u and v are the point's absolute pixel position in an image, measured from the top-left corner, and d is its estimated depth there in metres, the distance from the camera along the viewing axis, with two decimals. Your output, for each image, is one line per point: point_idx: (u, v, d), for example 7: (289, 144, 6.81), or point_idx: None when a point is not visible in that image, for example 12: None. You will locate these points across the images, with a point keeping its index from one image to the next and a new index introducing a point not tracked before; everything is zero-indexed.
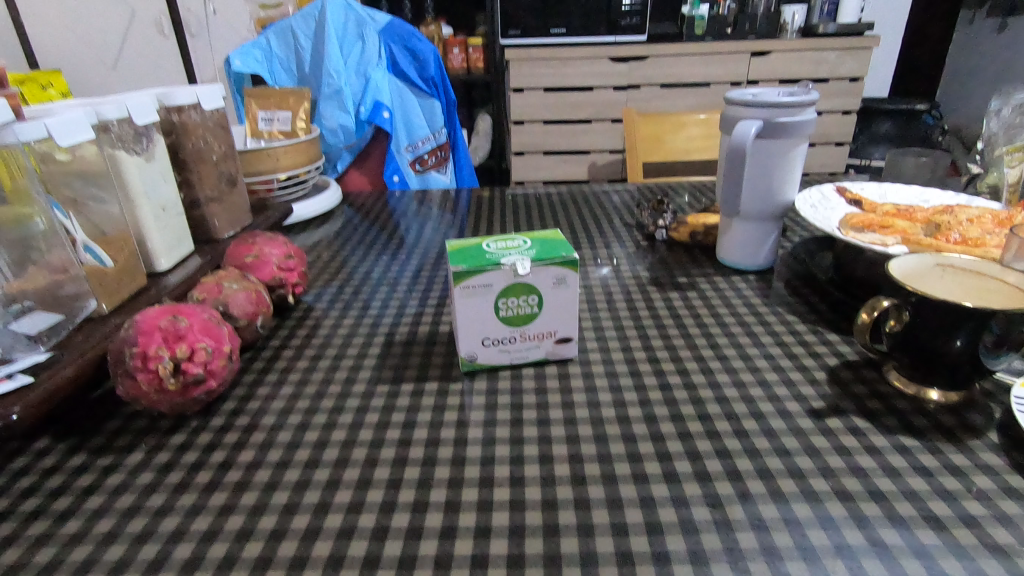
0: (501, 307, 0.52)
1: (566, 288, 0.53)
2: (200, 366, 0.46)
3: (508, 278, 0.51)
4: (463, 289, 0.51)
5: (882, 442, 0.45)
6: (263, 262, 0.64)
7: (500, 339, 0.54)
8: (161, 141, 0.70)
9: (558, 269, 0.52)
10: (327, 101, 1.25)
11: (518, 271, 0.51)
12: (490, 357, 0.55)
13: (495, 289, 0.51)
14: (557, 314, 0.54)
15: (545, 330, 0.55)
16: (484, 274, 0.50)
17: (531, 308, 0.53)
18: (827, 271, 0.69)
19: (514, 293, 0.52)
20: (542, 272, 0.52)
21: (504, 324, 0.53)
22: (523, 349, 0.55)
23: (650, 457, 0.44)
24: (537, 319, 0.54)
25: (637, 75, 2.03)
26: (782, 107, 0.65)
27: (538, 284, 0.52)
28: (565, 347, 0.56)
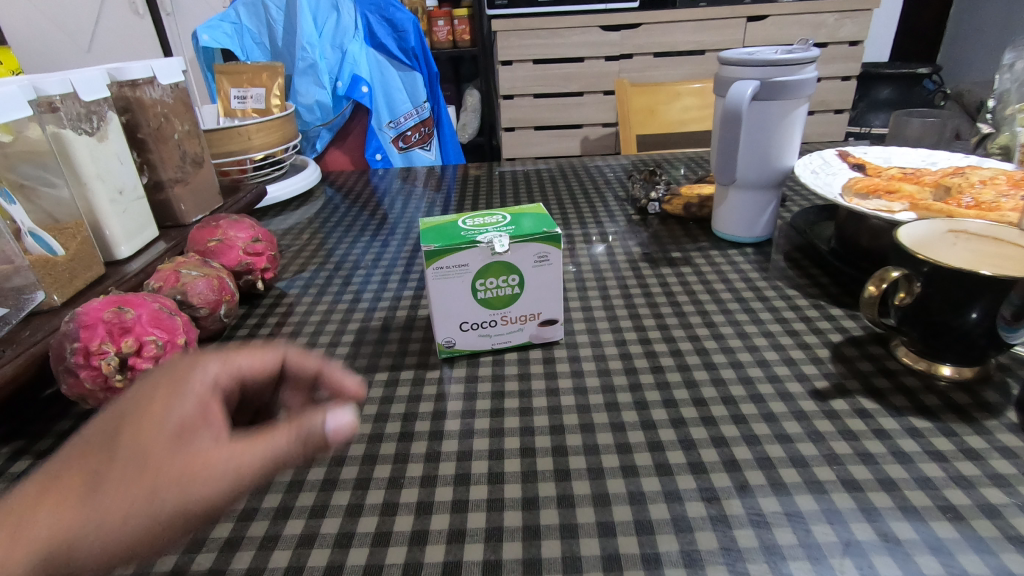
0: (481, 289, 0.49)
1: (549, 266, 0.49)
2: (150, 361, 0.43)
3: (485, 257, 0.47)
4: (437, 270, 0.47)
5: (891, 424, 0.41)
6: (228, 246, 0.60)
7: (480, 323, 0.50)
8: (116, 119, 0.65)
9: (540, 246, 0.48)
10: (302, 76, 1.18)
11: (496, 248, 0.47)
12: (470, 343, 0.51)
13: (472, 269, 0.48)
14: (541, 295, 0.50)
15: (527, 312, 0.51)
16: (460, 254, 0.46)
17: (512, 289, 0.49)
18: (829, 242, 0.65)
19: (493, 273, 0.48)
20: (523, 249, 0.48)
21: (483, 306, 0.49)
22: (505, 334, 0.51)
23: (641, 447, 0.40)
24: (518, 301, 0.50)
25: (629, 44, 1.96)
26: (780, 65, 0.60)
27: (519, 263, 0.48)
28: (551, 331, 0.52)
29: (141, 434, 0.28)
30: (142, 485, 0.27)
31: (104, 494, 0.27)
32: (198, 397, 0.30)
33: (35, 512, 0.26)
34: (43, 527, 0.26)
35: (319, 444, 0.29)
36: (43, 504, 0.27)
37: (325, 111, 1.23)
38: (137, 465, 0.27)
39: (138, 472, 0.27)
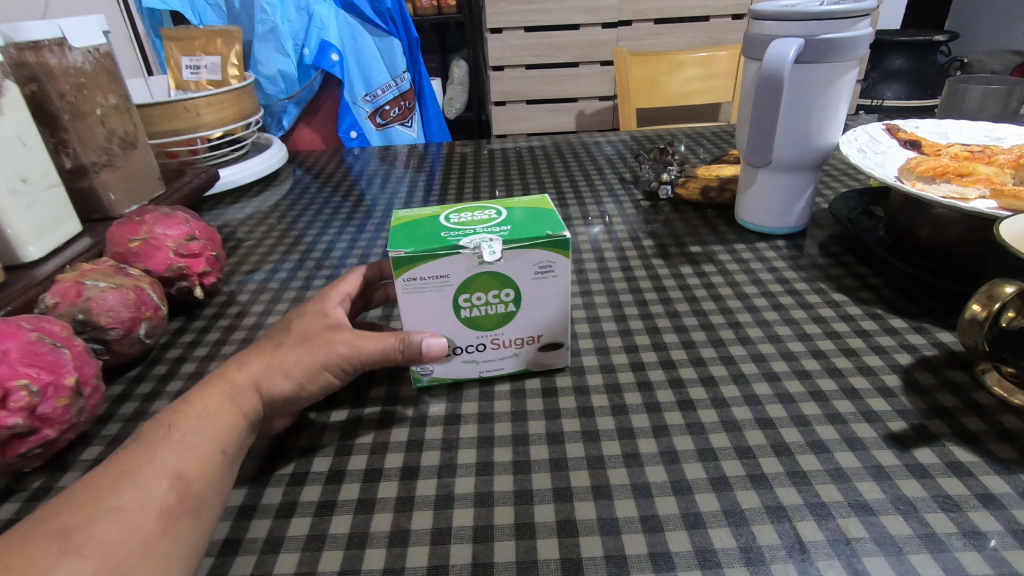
0: (466, 305, 0.38)
1: (553, 277, 0.39)
2: (21, 413, 0.32)
3: (471, 267, 0.36)
4: (408, 281, 0.36)
5: (999, 486, 0.32)
6: (154, 246, 0.49)
7: (464, 347, 0.40)
8: (16, 89, 0.52)
9: (542, 253, 0.37)
10: (262, 42, 1.05)
11: (485, 256, 0.36)
12: (452, 371, 0.41)
13: (455, 281, 0.37)
14: (542, 314, 0.40)
15: (525, 334, 0.40)
16: (438, 261, 0.36)
17: (506, 306, 0.39)
18: (878, 232, 0.55)
19: (482, 287, 0.38)
20: (520, 257, 0.37)
21: (468, 327, 0.39)
22: (498, 360, 0.41)
23: (675, 524, 0.31)
24: (513, 321, 0.40)
25: (628, 10, 1.82)
26: (829, 19, 0.49)
27: (514, 274, 0.38)
28: (555, 357, 0.42)
29: (308, 322, 0.38)
30: (308, 344, 0.36)
31: (284, 351, 0.36)
32: (334, 309, 0.40)
33: (249, 361, 0.36)
34: (249, 368, 0.35)
35: (418, 352, 0.37)
36: (253, 359, 0.36)
37: (289, 83, 1.10)
38: (306, 337, 0.37)
39: (308, 339, 0.37)
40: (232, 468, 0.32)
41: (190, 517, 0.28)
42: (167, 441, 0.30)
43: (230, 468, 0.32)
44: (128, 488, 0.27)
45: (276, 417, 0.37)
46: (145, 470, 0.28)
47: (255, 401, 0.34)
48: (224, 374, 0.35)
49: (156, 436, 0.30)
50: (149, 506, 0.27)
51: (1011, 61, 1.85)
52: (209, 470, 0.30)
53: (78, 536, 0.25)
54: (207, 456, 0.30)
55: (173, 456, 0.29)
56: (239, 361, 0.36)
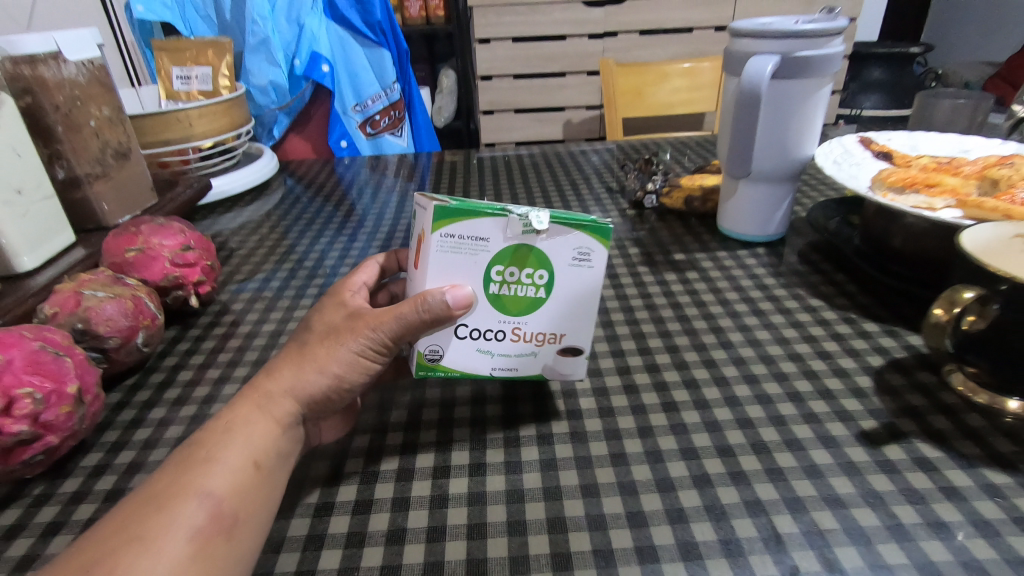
0: (496, 279, 0.37)
1: (589, 270, 0.37)
2: (25, 420, 0.33)
3: (512, 235, 0.35)
4: (444, 238, 0.35)
5: (963, 481, 0.33)
6: (151, 256, 0.50)
7: (482, 332, 0.38)
8: (11, 102, 0.53)
9: (585, 239, 0.36)
10: (253, 54, 1.06)
11: (532, 225, 0.35)
12: (463, 359, 0.39)
13: (492, 249, 0.36)
14: (571, 311, 0.38)
15: (544, 330, 0.39)
16: (480, 221, 0.35)
17: (535, 290, 0.37)
18: (853, 240, 0.57)
19: (518, 262, 0.36)
20: (561, 237, 0.36)
21: (492, 305, 0.37)
22: (515, 358, 0.39)
23: (659, 519, 0.32)
24: (538, 310, 0.38)
25: (614, 21, 1.86)
26: (804, 37, 0.51)
27: (553, 256, 0.36)
28: (570, 366, 0.40)
29: (333, 316, 0.38)
30: (334, 340, 0.36)
31: (314, 353, 0.36)
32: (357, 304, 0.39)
33: (278, 370, 0.35)
34: (281, 377, 0.35)
35: (444, 309, 0.35)
36: (281, 367, 0.36)
37: (280, 93, 1.11)
38: (332, 333, 0.36)
39: (333, 333, 0.36)
40: (271, 478, 0.32)
41: (223, 538, 0.28)
42: (197, 461, 0.30)
43: (266, 481, 0.32)
44: (159, 512, 0.28)
45: (319, 418, 0.37)
46: (174, 493, 0.29)
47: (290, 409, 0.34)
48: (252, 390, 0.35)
49: (187, 455, 0.31)
50: (179, 532, 0.27)
51: (984, 73, 1.91)
52: (243, 485, 0.30)
53: (109, 566, 0.26)
54: (237, 473, 0.31)
55: (202, 476, 0.30)
56: (268, 372, 0.36)
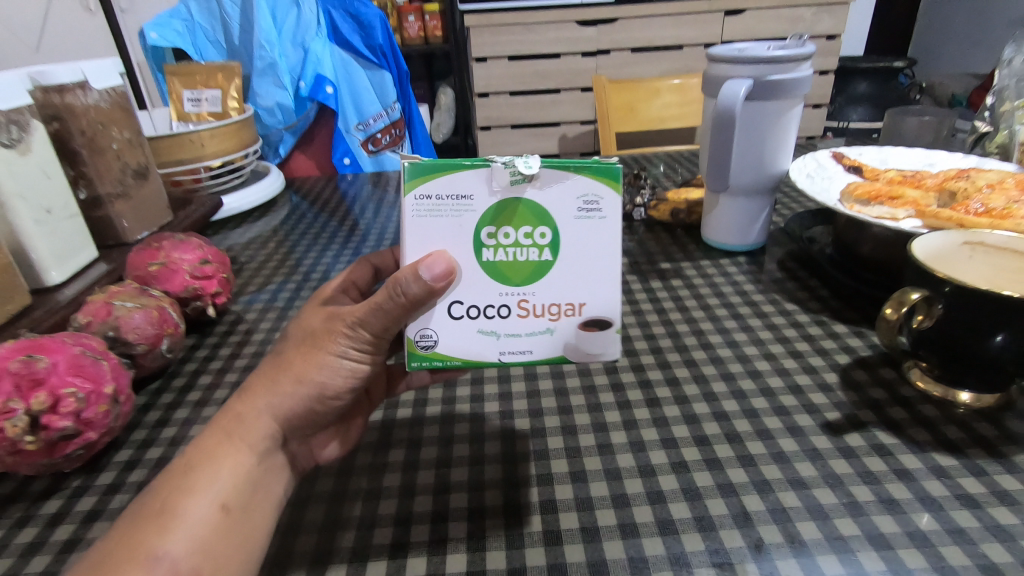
0: (491, 243, 0.34)
1: (595, 219, 0.34)
2: (69, 417, 0.37)
3: (500, 188, 0.34)
4: (425, 202, 0.34)
5: (914, 463, 0.37)
6: (172, 270, 0.54)
7: (482, 310, 0.35)
8: (42, 128, 0.57)
9: (588, 183, 0.34)
10: (261, 76, 1.12)
11: (520, 170, 0.33)
12: (462, 344, 0.36)
13: (478, 208, 0.34)
14: (582, 272, 0.35)
15: (555, 301, 0.35)
16: (460, 176, 0.33)
17: (535, 251, 0.35)
18: (826, 249, 0.61)
19: (512, 220, 0.34)
20: (558, 186, 0.34)
21: (489, 274, 0.35)
22: (526, 339, 0.36)
23: (640, 500, 0.36)
24: (542, 274, 0.35)
25: (606, 40, 1.92)
26: (775, 62, 0.56)
27: (550, 209, 0.34)
28: (598, 345, 0.36)
29: (312, 319, 0.38)
30: (311, 348, 0.36)
31: (291, 364, 0.36)
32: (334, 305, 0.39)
33: (251, 392, 0.36)
34: (256, 399, 0.35)
35: (423, 288, 0.33)
36: (256, 386, 0.36)
37: (287, 114, 1.16)
38: (308, 338, 0.36)
39: (310, 338, 0.36)
40: (245, 519, 0.33)
41: None
42: (156, 516, 0.31)
43: (239, 521, 0.32)
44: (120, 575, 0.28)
45: (306, 431, 0.38)
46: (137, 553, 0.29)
47: (269, 427, 0.35)
48: (223, 419, 0.35)
49: (147, 507, 0.31)
50: None
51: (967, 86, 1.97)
52: (210, 534, 0.31)
53: None
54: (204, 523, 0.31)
55: (165, 532, 0.30)
56: (243, 394, 0.36)
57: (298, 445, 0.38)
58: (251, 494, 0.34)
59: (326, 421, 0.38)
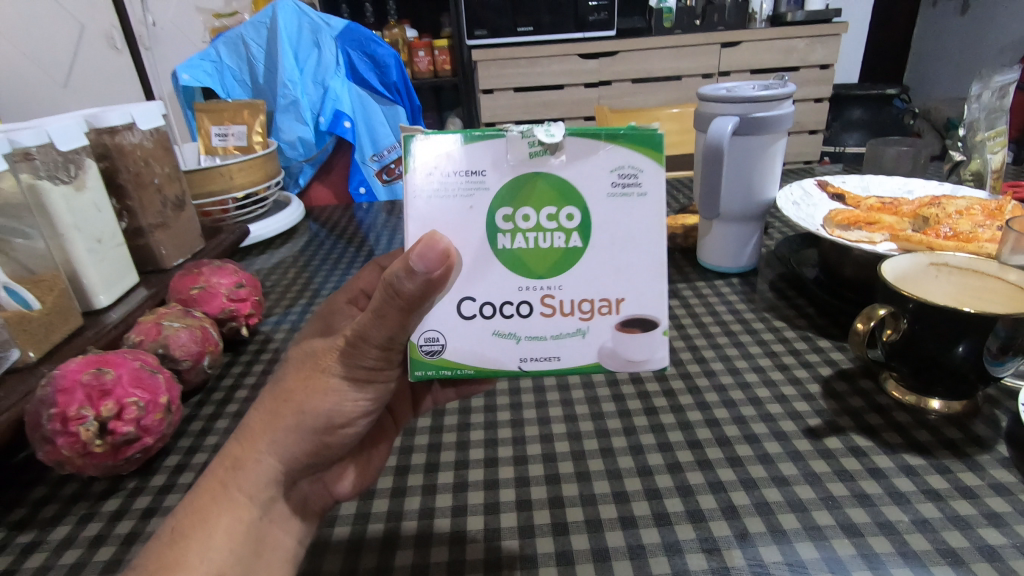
0: (508, 227, 0.35)
1: (624, 197, 0.34)
2: (131, 423, 0.41)
3: (518, 162, 0.34)
4: (435, 184, 0.34)
5: (886, 463, 0.41)
6: (211, 293, 0.59)
7: (497, 309, 0.36)
8: (95, 166, 0.64)
9: (619, 158, 0.34)
10: (284, 113, 1.21)
11: (539, 139, 0.34)
12: (474, 347, 0.36)
13: (493, 187, 0.34)
14: (609, 259, 0.35)
15: (580, 298, 0.36)
16: (474, 147, 0.34)
17: (554, 233, 0.35)
18: (813, 271, 0.66)
19: (532, 199, 0.34)
20: (582, 162, 0.34)
21: (504, 260, 0.35)
22: (551, 342, 0.36)
23: (638, 496, 0.40)
24: (562, 259, 0.35)
25: (608, 71, 2.01)
26: (758, 102, 0.61)
27: (575, 187, 0.34)
28: (644, 351, 0.36)
29: (311, 342, 0.37)
30: (312, 373, 0.35)
31: (291, 392, 0.35)
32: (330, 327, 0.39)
33: (251, 432, 0.35)
34: (255, 444, 0.35)
35: (420, 282, 0.31)
36: (255, 426, 0.35)
37: (307, 147, 1.23)
38: (308, 364, 0.36)
39: (311, 363, 0.36)
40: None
41: None
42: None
43: None
44: None
45: (314, 468, 0.39)
46: None
47: (274, 467, 0.35)
48: (220, 467, 0.35)
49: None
50: None
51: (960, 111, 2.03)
52: None
53: None
54: None
55: None
56: (241, 436, 0.35)
57: (309, 484, 0.40)
58: (256, 545, 0.34)
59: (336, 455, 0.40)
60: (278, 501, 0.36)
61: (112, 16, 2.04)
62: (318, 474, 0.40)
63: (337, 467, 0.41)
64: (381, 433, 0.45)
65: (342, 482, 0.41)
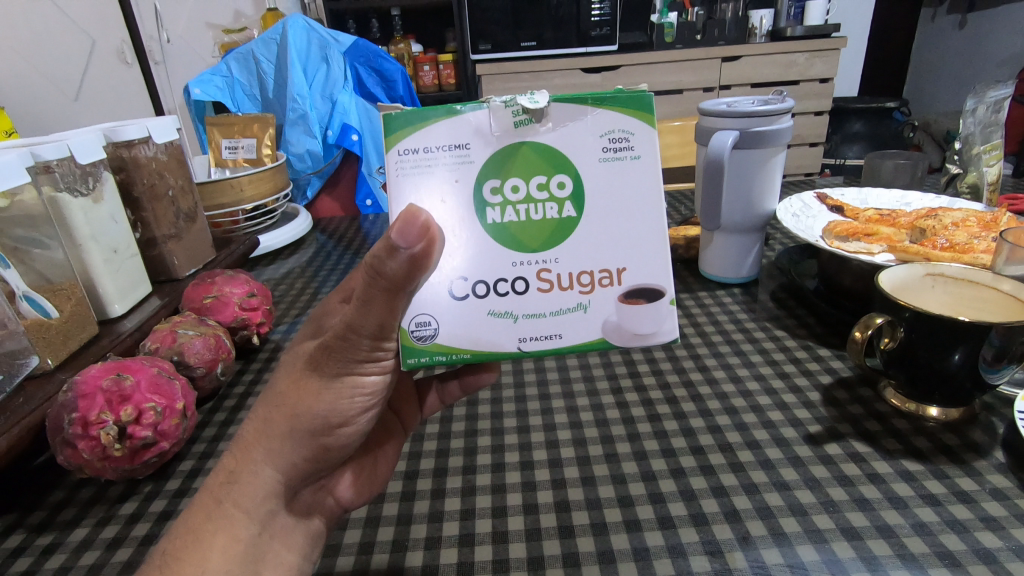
0: (497, 201, 0.35)
1: (615, 159, 0.35)
2: (149, 428, 0.43)
3: (503, 131, 0.34)
4: (416, 161, 0.34)
5: (885, 468, 0.42)
6: (224, 302, 0.61)
7: (492, 288, 0.35)
8: (111, 179, 0.66)
9: (607, 122, 0.35)
10: (293, 126, 1.24)
11: (524, 106, 0.34)
12: (469, 330, 0.36)
13: (477, 160, 0.35)
14: (604, 228, 0.36)
15: (578, 271, 0.36)
16: (454, 122, 0.35)
17: (546, 202, 0.35)
18: (813, 281, 0.67)
19: (520, 170, 0.35)
20: (571, 128, 0.35)
21: (497, 233, 0.35)
22: (551, 320, 0.36)
23: (643, 500, 0.41)
24: (555, 228, 0.35)
25: (610, 85, 2.04)
26: (758, 116, 0.63)
27: (565, 153, 0.35)
28: (651, 324, 0.36)
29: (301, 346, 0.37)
30: (301, 379, 0.36)
31: (283, 399, 0.36)
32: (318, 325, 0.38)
33: (245, 443, 0.36)
34: (251, 455, 0.36)
35: (405, 261, 0.31)
36: (249, 438, 0.36)
37: (315, 159, 1.26)
38: (298, 369, 0.36)
39: (300, 371, 0.36)
40: None
41: None
42: None
43: None
44: None
45: (314, 476, 0.40)
46: None
47: (272, 477, 0.37)
48: (215, 483, 0.36)
49: None
50: None
51: None
52: None
53: None
54: None
55: None
56: (237, 447, 0.36)
57: (310, 493, 0.41)
58: (256, 560, 0.36)
59: (337, 460, 0.41)
60: (279, 513, 0.38)
61: (122, 32, 2.08)
62: (320, 483, 0.42)
63: (336, 473, 0.43)
64: (387, 435, 0.47)
65: (345, 488, 0.42)
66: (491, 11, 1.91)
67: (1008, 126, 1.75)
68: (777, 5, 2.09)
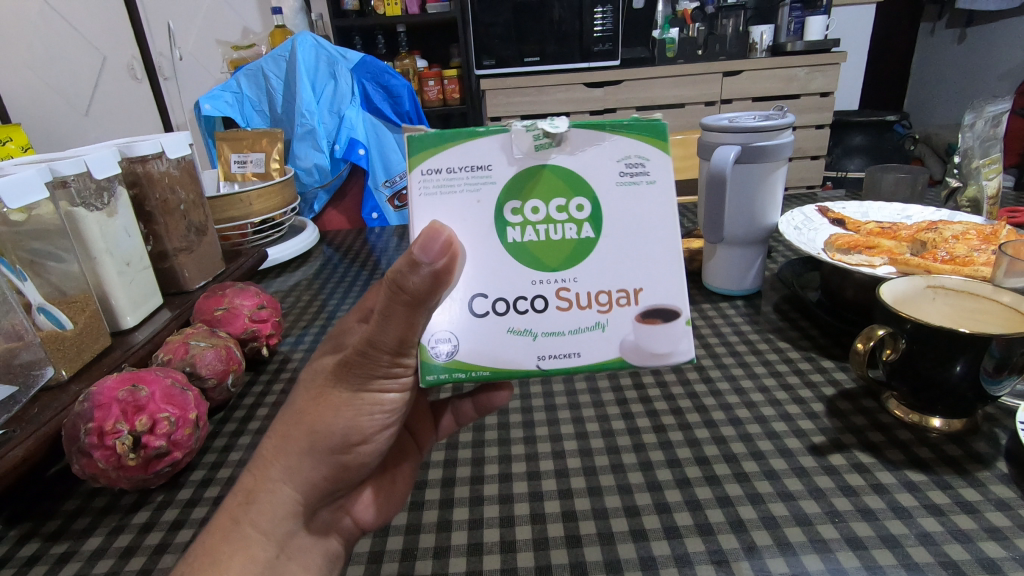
0: (518, 220, 0.36)
1: (632, 184, 0.37)
2: (162, 438, 0.43)
3: (525, 153, 0.36)
4: (439, 181, 0.36)
5: (889, 479, 0.42)
6: (235, 314, 0.62)
7: (511, 305, 0.36)
8: (125, 194, 0.67)
9: (624, 148, 0.36)
10: (302, 141, 1.26)
11: (546, 130, 0.35)
12: (488, 348, 0.36)
13: (499, 180, 0.36)
14: (621, 248, 0.37)
15: (596, 290, 0.36)
16: (476, 144, 0.36)
17: (565, 222, 0.36)
18: (815, 294, 0.68)
19: (540, 192, 0.36)
20: (589, 153, 0.36)
21: (518, 252, 0.36)
22: (570, 338, 0.36)
23: (649, 510, 0.41)
24: (574, 248, 0.36)
25: (612, 99, 2.07)
26: (760, 132, 0.64)
27: (585, 176, 0.36)
28: (667, 343, 0.37)
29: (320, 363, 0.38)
30: (320, 394, 0.36)
31: (302, 416, 0.36)
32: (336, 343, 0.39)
33: (263, 462, 0.36)
34: (268, 473, 0.36)
35: (427, 276, 0.32)
36: (267, 455, 0.36)
37: (322, 174, 1.27)
38: (316, 386, 0.37)
39: (318, 387, 0.37)
40: None
41: None
42: None
43: None
44: None
45: (331, 496, 0.41)
46: None
47: (291, 496, 0.37)
48: (233, 503, 0.36)
49: None
50: None
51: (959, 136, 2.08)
52: None
53: None
54: None
55: None
56: (255, 467, 0.36)
57: (329, 513, 0.42)
58: None
59: (356, 478, 0.42)
60: (295, 533, 0.38)
61: (132, 48, 2.11)
62: (337, 503, 0.42)
63: (353, 493, 0.43)
64: (402, 455, 0.47)
65: (364, 508, 0.42)
66: (495, 27, 1.94)
67: (1008, 139, 1.76)
68: (777, 20, 2.09)
